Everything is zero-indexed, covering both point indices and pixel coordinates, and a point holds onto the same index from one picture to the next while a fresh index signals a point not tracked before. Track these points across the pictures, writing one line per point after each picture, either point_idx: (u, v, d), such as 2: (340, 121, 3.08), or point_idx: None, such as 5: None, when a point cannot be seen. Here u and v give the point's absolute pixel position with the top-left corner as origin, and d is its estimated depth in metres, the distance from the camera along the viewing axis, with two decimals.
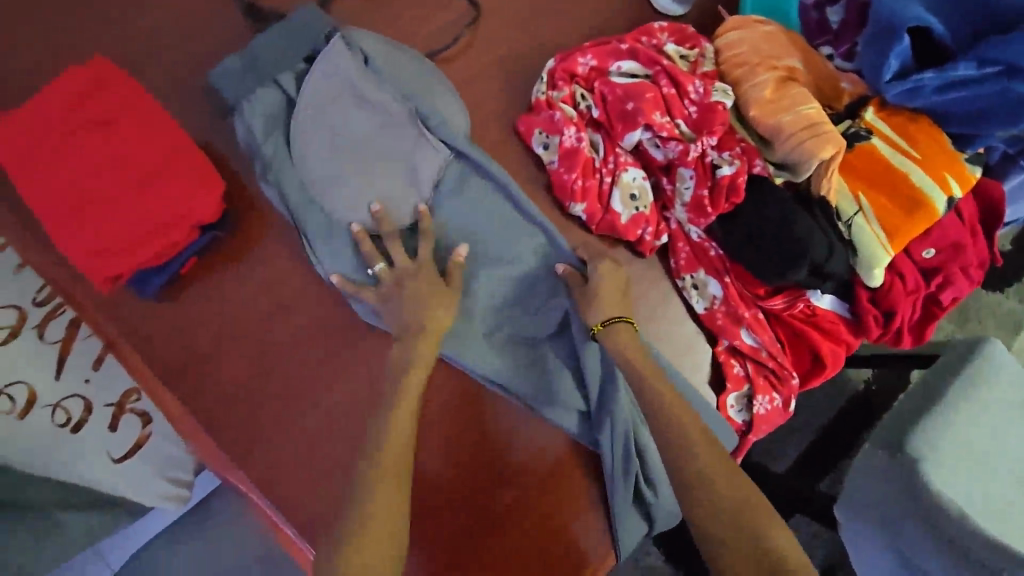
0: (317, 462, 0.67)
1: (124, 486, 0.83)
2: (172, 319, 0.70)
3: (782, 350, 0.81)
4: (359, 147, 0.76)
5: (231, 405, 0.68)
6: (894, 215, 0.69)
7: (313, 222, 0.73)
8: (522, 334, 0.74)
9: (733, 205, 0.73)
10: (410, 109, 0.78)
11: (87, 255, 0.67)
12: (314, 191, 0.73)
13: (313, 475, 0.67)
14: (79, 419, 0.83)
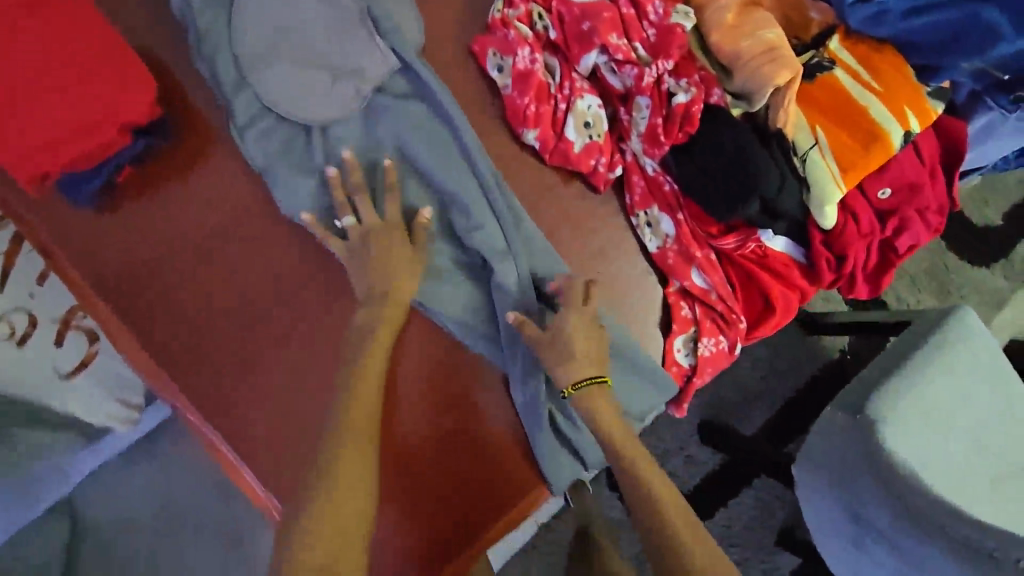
0: (247, 380, 0.69)
1: (76, 403, 0.89)
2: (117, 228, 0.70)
3: (733, 293, 0.79)
4: (300, 39, 0.74)
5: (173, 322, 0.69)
6: (848, 149, 0.65)
7: (244, 106, 0.72)
8: (453, 262, 0.74)
9: (687, 136, 0.70)
10: (364, 9, 0.74)
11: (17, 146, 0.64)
12: (247, 73, 0.72)
13: (250, 392, 0.68)
14: (24, 333, 0.86)
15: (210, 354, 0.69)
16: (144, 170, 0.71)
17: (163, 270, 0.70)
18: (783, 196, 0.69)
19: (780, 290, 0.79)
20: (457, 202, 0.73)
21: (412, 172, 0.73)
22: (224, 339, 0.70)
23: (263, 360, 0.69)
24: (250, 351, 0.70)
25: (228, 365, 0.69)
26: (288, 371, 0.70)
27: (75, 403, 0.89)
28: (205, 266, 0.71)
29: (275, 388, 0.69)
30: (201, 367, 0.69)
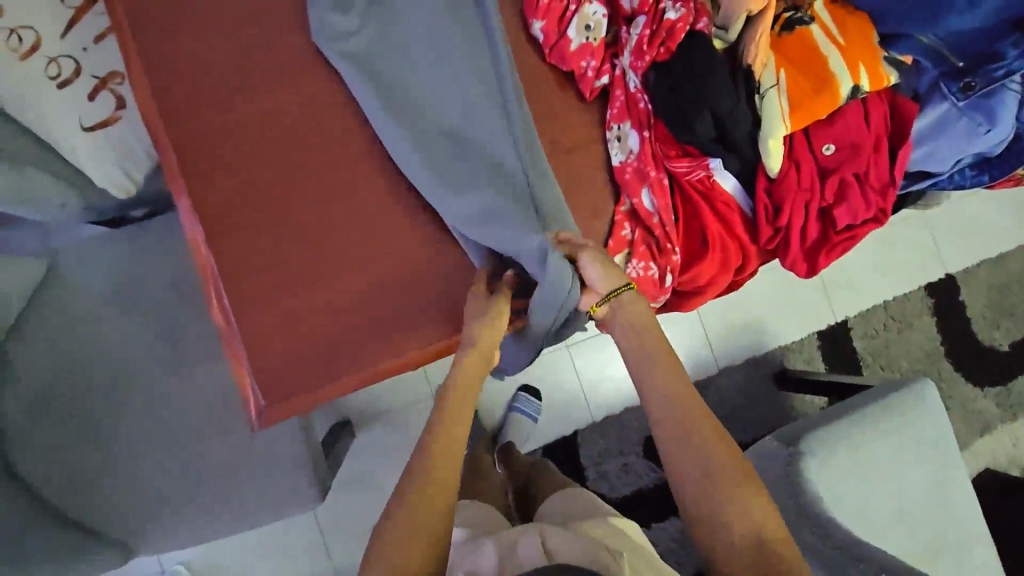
0: (260, 176, 0.84)
1: (87, 160, 1.00)
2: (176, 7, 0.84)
3: (674, 224, 0.84)
4: None
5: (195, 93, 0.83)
6: (800, 91, 0.72)
7: None
8: (455, 151, 0.84)
9: (667, 53, 0.77)
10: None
11: None
12: None
13: (257, 179, 0.84)
14: (67, 79, 0.98)
15: (243, 163, 0.84)
16: None
17: (213, 57, 0.84)
18: (732, 120, 0.75)
19: (717, 230, 0.84)
20: (480, 112, 0.84)
21: (440, 68, 0.84)
22: (255, 149, 0.85)
23: (283, 179, 0.85)
24: (271, 165, 0.85)
25: (249, 169, 0.84)
26: (293, 178, 0.85)
27: (85, 155, 1.00)
28: (251, 82, 0.85)
29: (280, 198, 0.85)
30: (230, 161, 0.84)
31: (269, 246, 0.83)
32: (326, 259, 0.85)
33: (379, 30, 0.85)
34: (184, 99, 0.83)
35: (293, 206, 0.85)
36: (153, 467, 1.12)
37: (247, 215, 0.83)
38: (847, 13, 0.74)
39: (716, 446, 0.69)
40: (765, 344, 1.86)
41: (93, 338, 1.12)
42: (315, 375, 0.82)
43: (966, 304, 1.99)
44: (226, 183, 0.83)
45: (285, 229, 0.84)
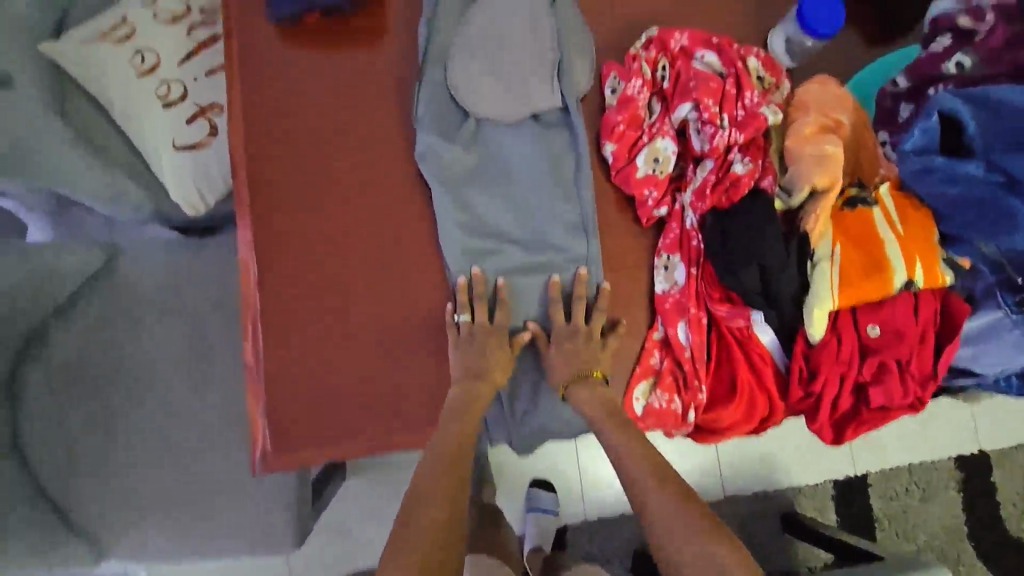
0: (333, 250, 0.86)
1: (167, 175, 1.08)
2: (285, 67, 0.89)
3: (705, 362, 0.85)
4: (488, 36, 0.87)
5: (273, 143, 0.87)
6: (852, 270, 0.72)
7: (433, 62, 0.88)
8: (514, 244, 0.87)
9: (728, 202, 0.79)
10: (555, 57, 0.87)
11: None
12: (442, 37, 0.88)
13: (329, 257, 0.86)
14: (173, 101, 1.07)
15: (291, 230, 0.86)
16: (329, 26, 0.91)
17: (286, 139, 0.87)
18: (782, 282, 0.76)
19: (748, 381, 0.83)
20: (548, 237, 0.87)
21: (522, 184, 0.87)
22: (305, 237, 0.86)
23: (331, 270, 0.86)
24: (314, 233, 0.86)
25: (300, 255, 0.85)
26: (339, 267, 0.86)
27: (167, 169, 1.08)
28: (319, 165, 0.88)
29: (318, 257, 0.86)
30: (281, 250, 0.85)
31: (300, 335, 0.84)
32: (346, 333, 0.85)
33: (470, 139, 0.87)
34: (274, 177, 0.86)
35: (331, 280, 0.86)
36: (140, 470, 1.13)
37: (280, 262, 0.85)
38: (911, 204, 0.74)
39: (678, 491, 0.77)
40: (777, 481, 1.78)
41: (123, 332, 1.17)
42: (334, 445, 0.82)
43: (998, 486, 1.88)
44: (272, 266, 0.84)
45: (321, 301, 0.85)
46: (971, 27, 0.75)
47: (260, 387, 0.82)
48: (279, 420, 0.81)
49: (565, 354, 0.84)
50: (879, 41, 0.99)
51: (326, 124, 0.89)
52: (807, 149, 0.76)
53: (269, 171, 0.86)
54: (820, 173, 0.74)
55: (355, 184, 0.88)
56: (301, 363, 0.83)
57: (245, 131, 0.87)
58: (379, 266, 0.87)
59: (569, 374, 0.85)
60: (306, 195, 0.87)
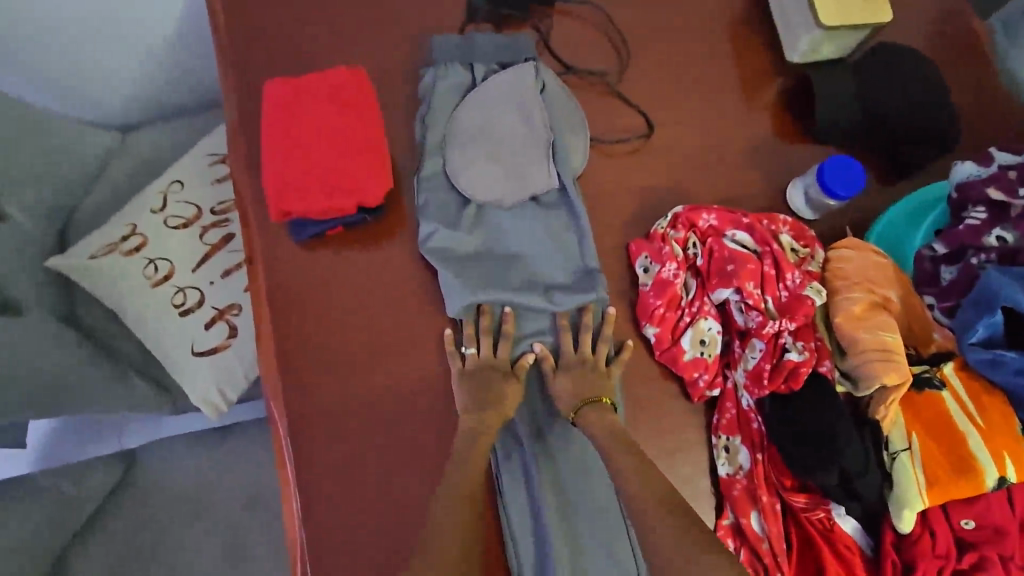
0: (376, 471, 0.81)
1: (184, 381, 1.04)
2: (311, 283, 0.88)
3: (786, 552, 0.79)
4: (485, 135, 0.90)
5: (304, 365, 0.85)
6: (939, 465, 0.68)
7: (438, 199, 0.88)
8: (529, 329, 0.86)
9: (788, 389, 0.77)
10: (550, 139, 0.90)
11: (276, 186, 0.85)
12: (447, 168, 0.89)
13: (373, 478, 0.81)
14: (189, 307, 1.06)
15: (303, 342, 0.86)
16: (351, 234, 0.90)
17: (319, 359, 0.85)
18: (865, 480, 0.71)
19: (836, 572, 0.76)
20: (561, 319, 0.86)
21: (527, 250, 0.88)
22: (350, 465, 0.81)
23: (381, 496, 0.80)
24: (356, 455, 0.82)
25: (347, 484, 0.81)
26: (386, 495, 0.81)
27: (186, 377, 1.04)
28: (354, 381, 0.85)
29: (329, 355, 0.85)
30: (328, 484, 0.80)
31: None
32: (404, 566, 0.78)
33: (471, 222, 0.88)
34: (310, 403, 0.83)
35: (379, 509, 0.80)
36: None
37: (304, 389, 0.84)
38: (983, 388, 0.71)
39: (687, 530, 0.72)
40: None
41: (147, 552, 1.07)
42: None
43: None
44: (318, 500, 0.80)
45: (371, 532, 0.79)
46: (1005, 201, 0.76)
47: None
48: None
49: (576, 384, 0.82)
50: (887, 177, 1.00)
51: (359, 338, 0.87)
52: (863, 333, 0.74)
53: (306, 398, 0.84)
54: (890, 372, 0.71)
55: (394, 396, 0.85)
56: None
57: (278, 364, 0.84)
58: (430, 488, 0.81)
59: (576, 399, 0.81)
60: (344, 416, 0.83)
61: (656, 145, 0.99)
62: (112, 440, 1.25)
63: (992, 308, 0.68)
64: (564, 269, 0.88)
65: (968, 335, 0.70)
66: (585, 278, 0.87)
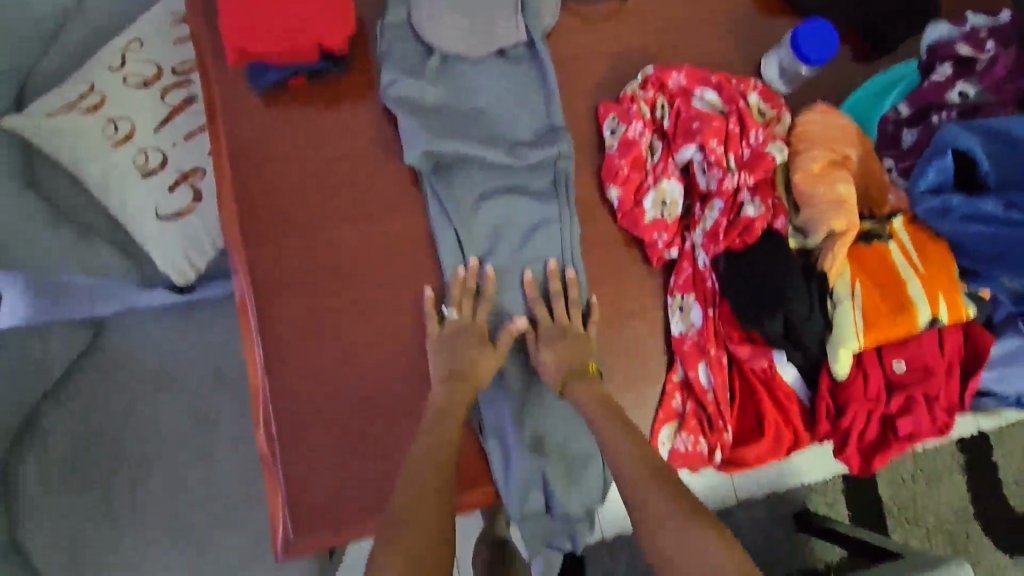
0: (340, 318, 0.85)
1: (152, 244, 1.04)
2: (272, 135, 0.87)
3: (729, 401, 0.84)
4: None
5: (266, 218, 0.85)
6: (880, 311, 0.71)
7: (404, 51, 0.87)
8: (500, 185, 0.88)
9: (742, 244, 0.78)
10: None
11: (231, 23, 0.81)
12: (413, 19, 0.88)
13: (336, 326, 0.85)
14: (152, 168, 1.03)
15: (281, 217, 0.85)
16: (313, 85, 0.88)
17: (282, 212, 0.85)
18: (809, 326, 0.74)
19: (774, 419, 0.83)
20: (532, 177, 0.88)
21: (489, 105, 0.88)
22: (313, 314, 0.84)
23: (347, 342, 0.85)
24: (320, 306, 0.85)
25: (314, 331, 0.84)
26: (348, 345, 0.85)
27: (153, 241, 1.04)
28: (318, 234, 0.86)
29: (304, 233, 0.86)
30: (294, 329, 0.84)
31: (315, 419, 0.81)
32: (366, 407, 0.83)
33: (436, 75, 0.87)
34: (273, 255, 0.84)
35: (344, 355, 0.84)
36: (153, 557, 1.09)
37: (272, 252, 0.84)
38: (927, 239, 0.74)
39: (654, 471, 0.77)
40: (788, 480, 1.80)
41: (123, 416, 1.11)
42: (356, 526, 0.80)
43: (1000, 465, 1.92)
44: (283, 346, 0.83)
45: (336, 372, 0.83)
46: (972, 57, 0.85)
47: (279, 476, 0.80)
48: (301, 507, 0.79)
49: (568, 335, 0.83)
50: (868, 58, 0.97)
51: (322, 193, 0.87)
52: (818, 187, 0.75)
53: (269, 248, 0.84)
54: (836, 215, 0.72)
55: (357, 248, 0.87)
56: (316, 443, 0.82)
57: (241, 216, 0.84)
58: (391, 342, 0.85)
59: (560, 374, 0.82)
60: (308, 270, 0.85)
61: (633, 9, 0.96)
62: (84, 310, 1.07)
63: (944, 153, 0.73)
64: (530, 124, 0.89)
65: (920, 182, 0.74)
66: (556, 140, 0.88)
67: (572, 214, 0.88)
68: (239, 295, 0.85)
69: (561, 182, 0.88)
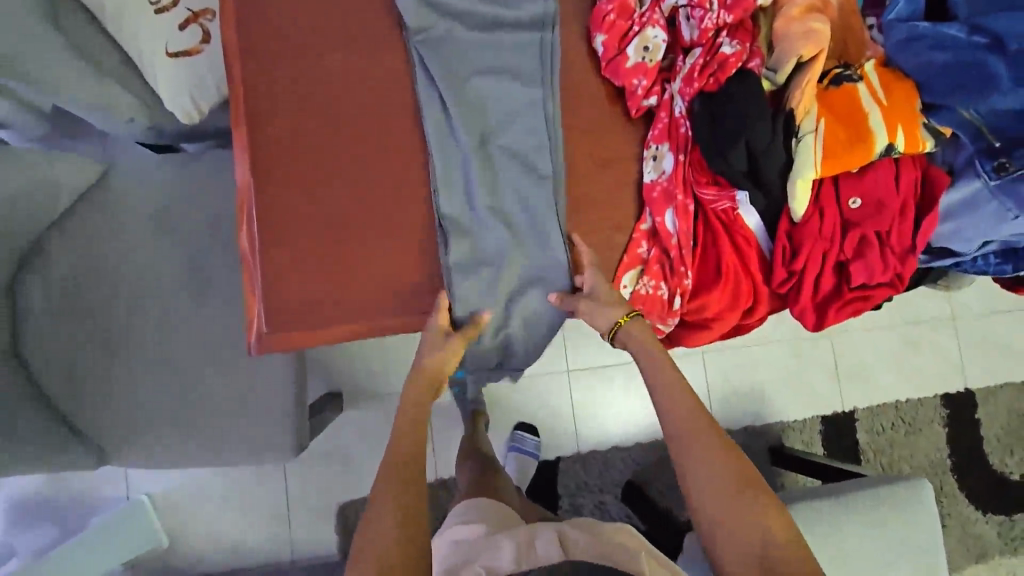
0: (321, 138, 0.87)
1: (160, 78, 1.09)
2: None
3: (691, 248, 0.87)
4: None
5: (260, 32, 0.87)
6: (840, 139, 0.76)
7: None
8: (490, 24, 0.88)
9: (715, 85, 0.81)
10: None
11: None
12: None
13: (317, 146, 0.86)
14: (165, 6, 1.10)
15: (272, 35, 0.87)
16: None
17: (279, 28, 0.87)
18: (767, 156, 0.78)
19: (733, 264, 0.86)
20: (520, 15, 0.88)
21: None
22: (297, 141, 0.86)
23: (327, 178, 0.86)
24: (305, 126, 0.86)
25: (299, 152, 0.86)
26: (326, 162, 0.86)
27: (162, 78, 1.09)
28: (310, 54, 0.87)
29: (296, 57, 0.87)
30: (279, 157, 0.86)
31: (296, 230, 0.85)
32: (341, 227, 0.86)
33: None
34: (267, 68, 0.86)
35: (324, 171, 0.86)
36: (144, 383, 1.17)
37: (265, 71, 0.86)
38: (894, 78, 0.78)
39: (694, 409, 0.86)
40: (766, 416, 1.81)
41: (124, 253, 1.19)
42: (327, 330, 0.85)
43: (983, 422, 1.92)
44: (269, 160, 0.85)
45: (315, 189, 0.86)
46: None
47: (258, 280, 0.84)
48: (277, 308, 0.84)
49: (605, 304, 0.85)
50: None
51: (311, 16, 0.88)
52: (795, 27, 0.78)
53: (260, 62, 0.86)
54: (808, 44, 0.76)
55: (344, 72, 0.88)
56: (291, 254, 0.85)
57: (240, 26, 0.86)
58: (371, 166, 0.87)
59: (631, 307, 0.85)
60: (296, 88, 0.87)
61: None
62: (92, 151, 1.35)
63: None
64: None
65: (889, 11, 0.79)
66: None
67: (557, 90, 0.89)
68: (230, 120, 0.86)
69: (546, 49, 0.89)
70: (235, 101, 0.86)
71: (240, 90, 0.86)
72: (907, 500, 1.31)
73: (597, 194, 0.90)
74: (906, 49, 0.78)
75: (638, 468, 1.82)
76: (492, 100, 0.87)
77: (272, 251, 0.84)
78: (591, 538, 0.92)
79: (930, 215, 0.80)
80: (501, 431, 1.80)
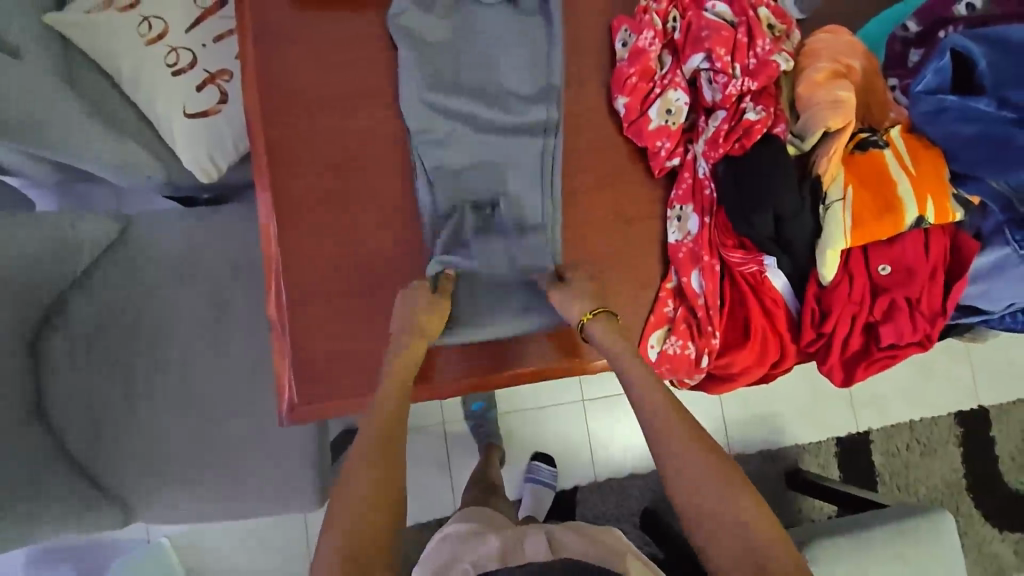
0: (346, 204, 0.86)
1: (178, 137, 1.10)
2: (283, 23, 0.86)
3: (718, 309, 0.87)
4: None
5: (281, 100, 0.85)
6: (866, 207, 0.78)
7: None
8: (510, 89, 0.88)
9: (741, 149, 0.82)
10: None
11: None
12: None
13: (343, 213, 0.86)
14: (182, 68, 1.11)
15: (292, 103, 0.85)
16: None
17: (301, 95, 0.86)
18: (794, 223, 0.80)
19: (761, 325, 0.86)
20: (543, 82, 0.89)
21: (493, 42, 0.88)
22: (319, 208, 0.85)
23: (352, 245, 0.86)
24: (329, 192, 0.86)
25: (323, 219, 0.85)
26: (350, 229, 0.86)
27: (181, 137, 1.10)
28: (332, 121, 0.86)
29: (318, 125, 0.86)
30: (307, 222, 0.85)
31: (324, 299, 0.85)
32: (368, 296, 0.86)
33: None
34: (291, 138, 0.85)
35: (351, 238, 0.86)
36: (167, 437, 1.17)
37: (291, 141, 0.85)
38: (922, 144, 0.81)
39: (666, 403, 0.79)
40: (782, 440, 1.82)
41: (144, 305, 1.19)
42: (355, 398, 0.85)
43: (997, 441, 1.93)
44: (296, 230, 0.85)
45: (342, 258, 0.86)
46: None
47: (287, 342, 0.84)
48: (304, 378, 0.84)
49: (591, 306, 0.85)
50: None
51: (328, 84, 0.86)
52: (820, 93, 0.79)
53: (281, 131, 0.85)
54: (835, 115, 0.78)
55: (368, 139, 0.87)
56: (319, 325, 0.84)
57: (263, 92, 0.85)
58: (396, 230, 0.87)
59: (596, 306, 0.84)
60: (317, 155, 0.86)
61: None
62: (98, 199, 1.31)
63: (940, 52, 0.79)
64: (538, 35, 0.90)
65: (918, 82, 0.80)
66: (562, 52, 0.90)
67: (558, 163, 0.88)
68: (255, 179, 0.85)
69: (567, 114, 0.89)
70: (260, 170, 0.85)
71: (263, 161, 0.85)
72: (924, 531, 1.32)
73: (622, 256, 0.90)
74: (935, 121, 0.80)
75: (655, 495, 1.82)
76: (517, 165, 0.88)
77: (301, 319, 0.84)
78: (580, 540, 0.89)
79: (958, 282, 0.83)
80: (517, 461, 1.80)
